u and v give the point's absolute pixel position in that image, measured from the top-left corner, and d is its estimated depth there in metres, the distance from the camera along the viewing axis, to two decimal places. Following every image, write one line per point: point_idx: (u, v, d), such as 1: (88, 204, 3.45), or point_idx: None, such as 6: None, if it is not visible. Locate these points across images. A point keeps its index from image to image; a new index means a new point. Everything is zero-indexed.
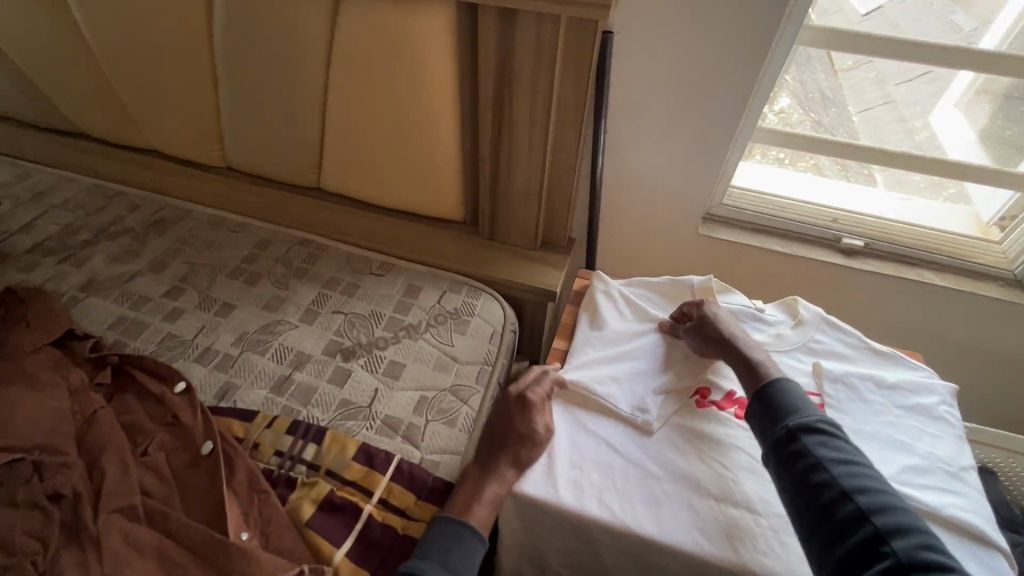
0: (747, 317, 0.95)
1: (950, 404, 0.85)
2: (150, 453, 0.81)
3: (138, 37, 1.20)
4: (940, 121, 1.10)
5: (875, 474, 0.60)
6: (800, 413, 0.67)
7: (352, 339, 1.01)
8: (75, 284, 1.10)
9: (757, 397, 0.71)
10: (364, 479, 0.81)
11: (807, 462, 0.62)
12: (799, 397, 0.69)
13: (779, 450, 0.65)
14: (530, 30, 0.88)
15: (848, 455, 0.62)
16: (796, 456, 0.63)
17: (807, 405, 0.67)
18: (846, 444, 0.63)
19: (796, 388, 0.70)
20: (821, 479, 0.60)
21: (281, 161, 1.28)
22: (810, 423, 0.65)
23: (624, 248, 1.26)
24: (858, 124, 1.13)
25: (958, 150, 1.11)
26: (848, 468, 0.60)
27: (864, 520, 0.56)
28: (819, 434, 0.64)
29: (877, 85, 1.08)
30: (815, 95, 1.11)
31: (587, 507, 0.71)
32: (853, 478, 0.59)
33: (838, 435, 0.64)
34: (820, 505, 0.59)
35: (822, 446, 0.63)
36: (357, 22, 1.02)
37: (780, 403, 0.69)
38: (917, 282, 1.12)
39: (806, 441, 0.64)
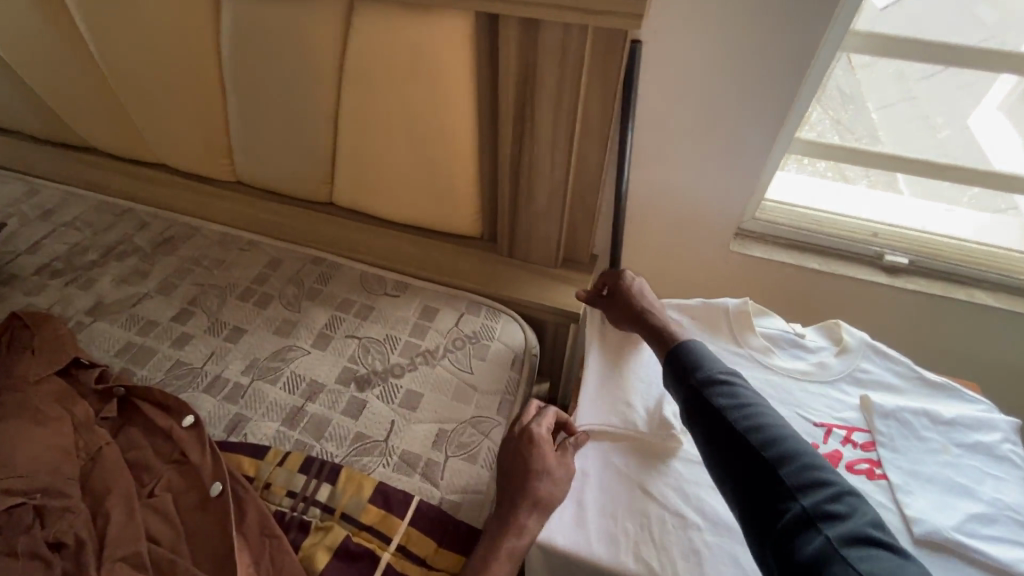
0: (786, 344, 0.89)
1: (1014, 443, 0.78)
2: (157, 494, 0.77)
3: (145, 51, 1.16)
4: (979, 124, 1.01)
5: (767, 408, 0.61)
6: (700, 364, 0.67)
7: (366, 366, 0.97)
8: (83, 307, 1.07)
9: (666, 359, 0.71)
10: (381, 523, 0.76)
11: (708, 411, 0.62)
12: (700, 350, 0.69)
13: (686, 405, 0.65)
14: (552, 39, 0.83)
15: (743, 396, 0.62)
16: (698, 407, 0.63)
17: (707, 357, 0.68)
18: (742, 385, 0.63)
19: (699, 344, 0.71)
20: (720, 425, 0.60)
21: (292, 176, 1.24)
22: (710, 373, 0.65)
23: (650, 265, 1.20)
24: (877, 122, 1.04)
25: (999, 158, 1.03)
26: (743, 409, 0.60)
27: (758, 457, 0.57)
28: (718, 381, 0.64)
29: (896, 81, 0.99)
30: (834, 93, 1.01)
31: (622, 560, 0.66)
32: (747, 417, 0.60)
33: (735, 379, 0.64)
34: (720, 451, 0.59)
35: (720, 393, 0.63)
36: (369, 32, 0.97)
37: (683, 359, 0.69)
38: (967, 302, 1.05)
39: (705, 391, 0.64)
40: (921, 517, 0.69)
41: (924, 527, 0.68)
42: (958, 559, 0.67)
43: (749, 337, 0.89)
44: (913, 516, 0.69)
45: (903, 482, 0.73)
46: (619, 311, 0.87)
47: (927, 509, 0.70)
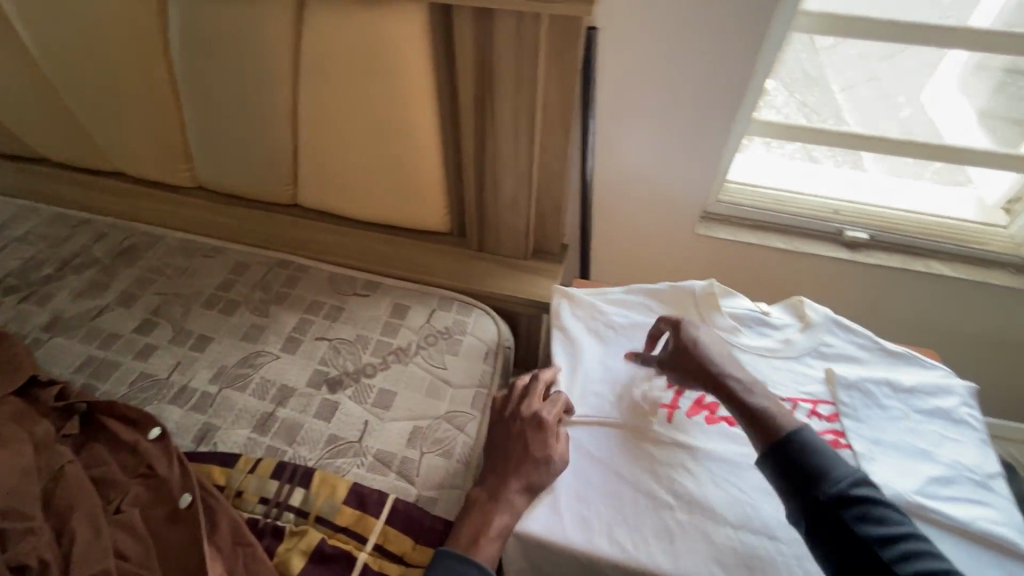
0: (753, 322, 0.91)
1: (971, 406, 0.80)
2: (125, 510, 0.75)
3: (91, 55, 1.12)
4: (932, 99, 1.04)
5: (912, 532, 0.56)
6: (827, 471, 0.60)
7: (338, 368, 0.96)
8: (40, 323, 1.03)
9: (776, 456, 0.63)
10: (356, 524, 0.76)
11: (847, 535, 0.56)
12: (822, 449, 0.62)
13: (810, 520, 0.58)
14: (507, 28, 0.83)
15: (884, 517, 0.56)
16: (834, 528, 0.57)
17: (832, 460, 0.61)
18: (879, 504, 0.57)
19: (815, 436, 0.63)
20: (866, 556, 0.54)
21: (254, 179, 1.22)
22: (842, 489, 0.58)
23: (620, 252, 1.21)
24: (841, 103, 1.07)
25: (954, 135, 1.07)
26: (890, 536, 0.55)
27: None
28: (852, 498, 0.58)
29: (860, 62, 1.02)
30: (800, 77, 1.05)
31: (597, 544, 0.67)
32: (896, 548, 0.54)
33: (871, 494, 0.58)
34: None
35: (859, 515, 0.56)
36: (321, 27, 0.95)
37: (803, 461, 0.61)
38: (925, 273, 1.08)
39: (841, 508, 0.57)
40: (884, 483, 0.71)
41: (887, 492, 0.70)
42: (920, 522, 0.69)
43: (715, 318, 0.90)
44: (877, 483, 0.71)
45: (867, 450, 0.75)
46: (690, 368, 0.76)
47: (889, 475, 0.72)
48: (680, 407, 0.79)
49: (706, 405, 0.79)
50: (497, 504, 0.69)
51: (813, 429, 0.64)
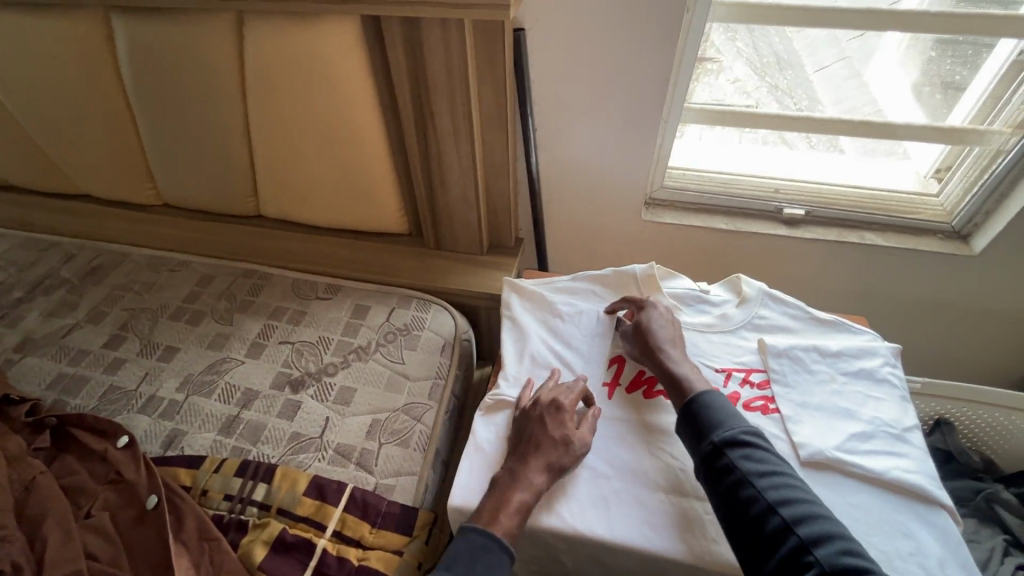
0: (692, 300, 0.95)
1: (894, 365, 0.85)
2: (95, 514, 0.79)
3: (45, 82, 1.15)
4: (877, 79, 1.06)
5: (788, 472, 0.63)
6: (721, 421, 0.68)
7: (301, 369, 1.00)
8: (11, 344, 1.07)
9: (684, 412, 0.71)
10: (316, 513, 0.80)
11: (729, 472, 0.64)
12: (721, 405, 0.70)
13: (706, 464, 0.66)
14: (438, 35, 0.86)
15: (763, 457, 0.64)
16: (720, 466, 0.65)
17: (728, 413, 0.69)
18: (762, 447, 0.65)
19: (720, 397, 0.71)
20: (741, 487, 0.62)
21: (215, 193, 1.25)
22: (733, 435, 0.66)
23: (574, 241, 1.25)
24: (816, 84, 1.09)
25: (900, 117, 1.09)
26: (765, 471, 0.63)
27: (777, 517, 0.59)
28: (740, 442, 0.66)
29: (831, 42, 1.03)
30: (772, 60, 1.07)
31: (537, 516, 0.71)
32: (769, 480, 0.62)
33: (756, 439, 0.66)
34: (740, 512, 0.61)
35: (742, 456, 0.64)
36: (262, 43, 0.98)
37: (702, 413, 0.69)
38: (862, 244, 1.13)
39: (728, 450, 0.65)
40: (807, 442, 0.75)
41: (808, 450, 0.74)
42: (840, 475, 0.73)
43: (656, 299, 0.94)
44: (799, 442, 0.75)
45: (793, 413, 0.80)
46: (637, 339, 0.83)
47: (812, 434, 0.77)
48: (620, 384, 0.84)
49: (644, 381, 0.84)
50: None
51: (721, 395, 0.71)
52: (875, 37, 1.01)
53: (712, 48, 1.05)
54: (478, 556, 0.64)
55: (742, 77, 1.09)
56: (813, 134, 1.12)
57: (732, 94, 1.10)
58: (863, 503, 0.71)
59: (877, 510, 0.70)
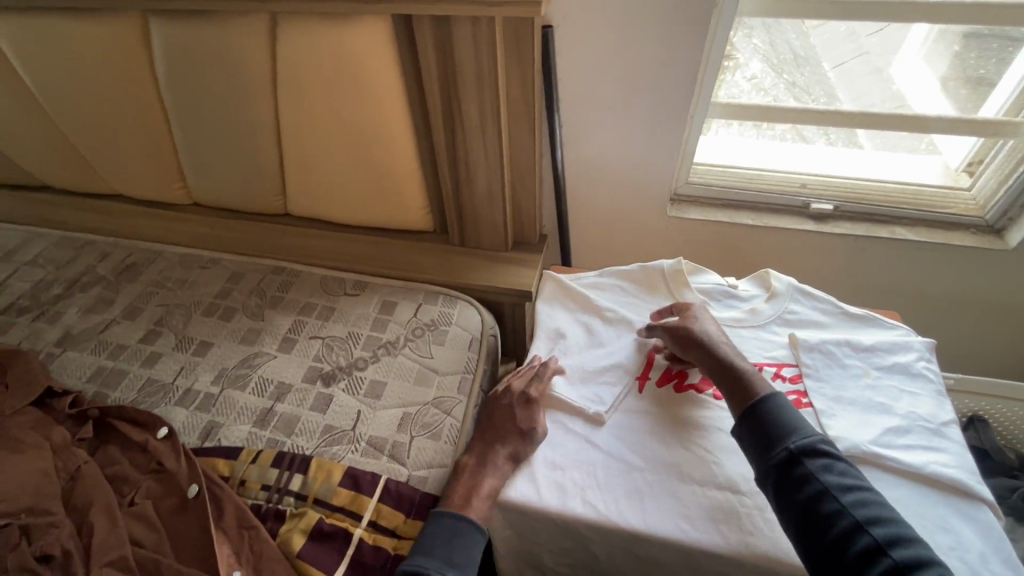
0: (720, 295, 0.95)
1: (929, 360, 0.85)
2: (138, 502, 0.81)
3: (83, 85, 1.18)
4: (901, 71, 1.07)
5: (873, 490, 0.60)
6: (798, 430, 0.65)
7: (331, 363, 1.01)
8: (52, 339, 1.10)
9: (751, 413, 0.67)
10: (352, 503, 0.81)
11: (811, 484, 0.60)
12: (796, 414, 0.67)
13: (778, 470, 0.63)
14: (468, 33, 0.87)
15: (846, 471, 0.61)
16: (799, 477, 0.61)
17: (805, 423, 0.66)
18: (844, 462, 0.62)
19: (794, 407, 0.68)
20: (824, 501, 0.59)
21: (245, 192, 1.28)
22: (812, 444, 0.63)
23: (599, 238, 1.26)
24: (834, 81, 1.09)
25: (927, 106, 1.08)
26: (851, 486, 0.59)
27: (865, 534, 0.55)
28: (820, 454, 0.62)
29: (848, 40, 1.04)
30: (789, 56, 1.07)
31: (571, 506, 0.72)
32: (854, 496, 0.58)
33: (837, 453, 0.63)
34: (821, 526, 0.58)
35: (824, 468, 0.61)
36: (295, 44, 1.00)
37: (777, 419, 0.66)
38: (892, 239, 1.12)
39: (807, 460, 0.62)
40: (842, 436, 0.75)
41: (844, 444, 0.74)
42: (876, 469, 0.73)
43: (685, 293, 0.95)
44: (835, 435, 0.75)
45: (828, 407, 0.79)
46: (693, 345, 0.79)
47: (846, 428, 0.76)
48: (650, 378, 0.85)
49: (675, 374, 0.84)
50: (483, 469, 0.74)
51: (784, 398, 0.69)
52: (900, 32, 1.01)
53: (733, 47, 1.05)
54: (450, 537, 0.68)
55: (759, 75, 1.09)
56: (831, 129, 1.11)
57: (750, 90, 1.10)
58: (902, 497, 0.70)
59: (917, 505, 0.69)
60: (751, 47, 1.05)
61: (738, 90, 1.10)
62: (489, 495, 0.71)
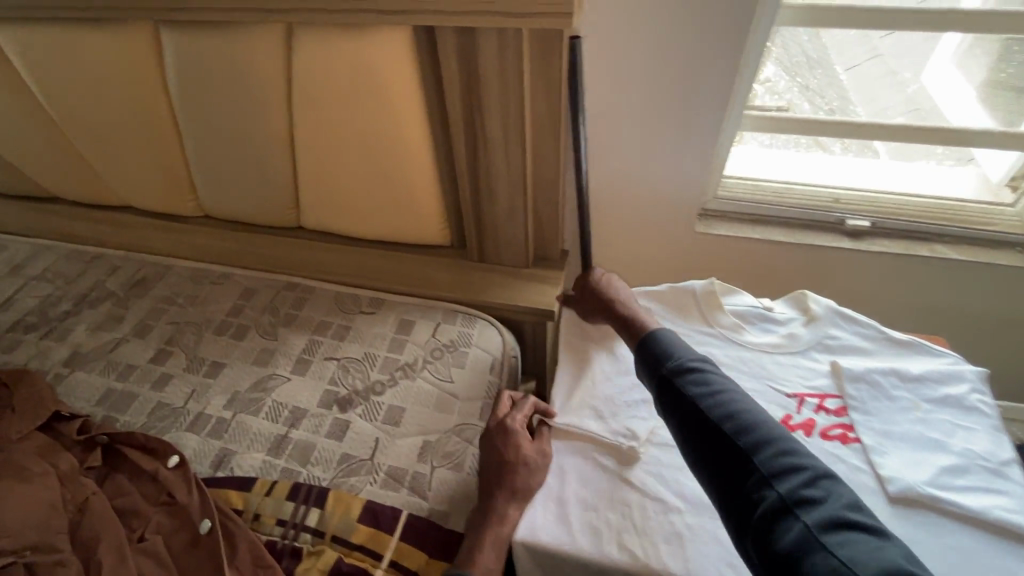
0: (755, 318, 0.91)
1: (983, 392, 0.79)
2: (148, 537, 0.78)
3: (93, 96, 1.15)
4: (933, 80, 1.02)
5: (733, 389, 0.64)
6: (670, 355, 0.69)
7: (347, 387, 0.97)
8: (60, 358, 1.07)
9: (641, 365, 0.72)
10: (372, 541, 0.77)
11: (679, 400, 0.65)
12: (670, 341, 0.71)
13: (663, 399, 0.67)
14: (493, 43, 0.83)
15: (709, 379, 0.65)
16: (670, 396, 0.66)
17: (677, 347, 0.70)
18: (709, 370, 0.66)
19: (670, 334, 0.73)
20: (689, 412, 0.63)
21: (258, 205, 1.25)
22: (685, 370, 0.66)
23: (622, 254, 1.21)
24: (846, 84, 1.04)
25: (960, 117, 1.04)
26: (710, 391, 0.63)
27: (721, 433, 0.60)
28: (687, 370, 0.66)
29: (861, 41, 0.99)
30: (800, 60, 1.02)
31: (606, 552, 0.68)
32: (713, 400, 0.62)
33: (704, 364, 0.67)
34: (698, 444, 0.61)
35: (689, 382, 0.65)
36: (311, 55, 0.96)
37: (658, 354, 0.70)
38: (932, 258, 1.07)
39: (681, 385, 0.65)
40: (895, 476, 0.70)
41: (898, 485, 0.69)
42: (933, 514, 0.68)
43: (718, 316, 0.90)
44: (886, 476, 0.70)
45: (876, 443, 0.75)
46: (589, 303, 0.90)
47: (899, 467, 0.72)
48: None
49: None
50: None
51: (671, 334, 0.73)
52: (931, 40, 0.97)
53: None
54: None
55: (771, 77, 1.04)
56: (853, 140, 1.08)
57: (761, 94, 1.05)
58: (963, 546, 0.65)
59: (980, 555, 0.65)
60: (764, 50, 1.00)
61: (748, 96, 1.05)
62: None
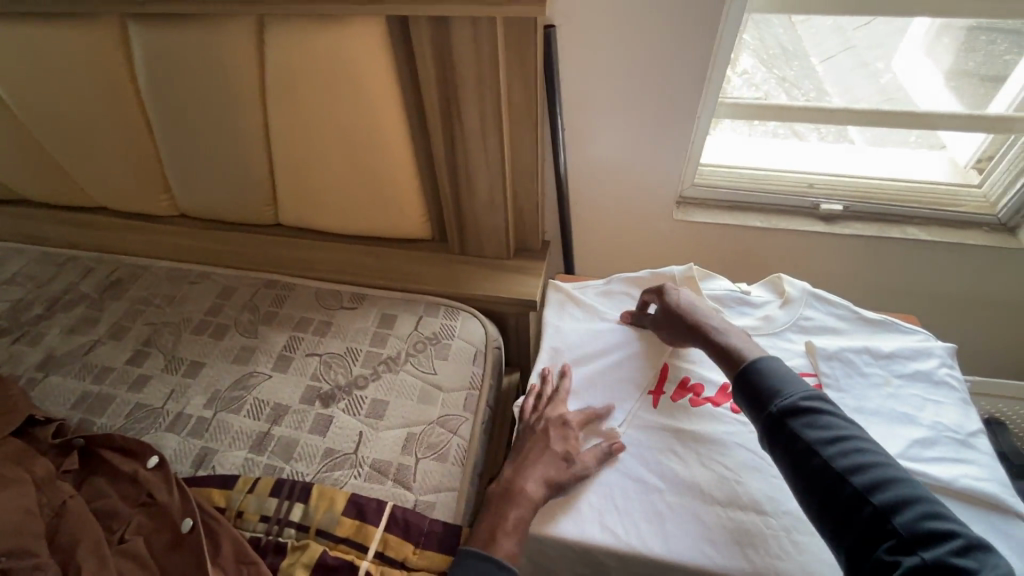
0: (733, 301, 0.92)
1: (951, 366, 0.82)
2: (128, 539, 0.77)
3: (60, 93, 1.12)
4: (904, 67, 1.04)
5: (855, 430, 0.59)
6: (776, 389, 0.63)
7: (330, 382, 0.97)
8: (34, 363, 1.05)
9: (740, 386, 0.67)
10: (357, 534, 0.77)
11: (792, 442, 0.59)
12: (775, 371, 0.65)
13: (768, 432, 0.62)
14: (466, 34, 0.83)
15: (829, 422, 0.59)
16: (781, 436, 0.61)
17: (784, 379, 0.64)
18: (827, 410, 0.60)
19: (774, 361, 0.66)
20: (807, 457, 0.58)
21: (234, 203, 1.23)
22: (795, 403, 0.61)
23: (603, 244, 1.23)
24: (823, 75, 1.05)
25: (930, 102, 1.06)
26: (832, 437, 0.58)
27: (849, 485, 0.55)
28: (801, 409, 0.61)
29: (836, 32, 1.00)
30: (778, 52, 1.04)
31: (589, 533, 0.68)
32: (836, 447, 0.57)
33: (820, 402, 0.61)
34: (818, 489, 0.57)
35: (805, 423, 0.60)
36: (283, 46, 0.95)
37: (758, 383, 0.65)
38: (904, 239, 1.09)
39: (790, 420, 0.60)
40: None
41: None
42: None
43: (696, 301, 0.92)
44: None
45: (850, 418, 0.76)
46: (673, 325, 0.82)
47: None
48: (666, 392, 0.81)
49: (690, 388, 0.81)
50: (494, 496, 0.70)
51: (777, 358, 0.68)
52: (900, 23, 0.98)
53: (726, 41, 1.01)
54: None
55: (748, 68, 1.05)
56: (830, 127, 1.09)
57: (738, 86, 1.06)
58: None
59: None
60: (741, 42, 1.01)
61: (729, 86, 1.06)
62: (503, 529, 0.66)
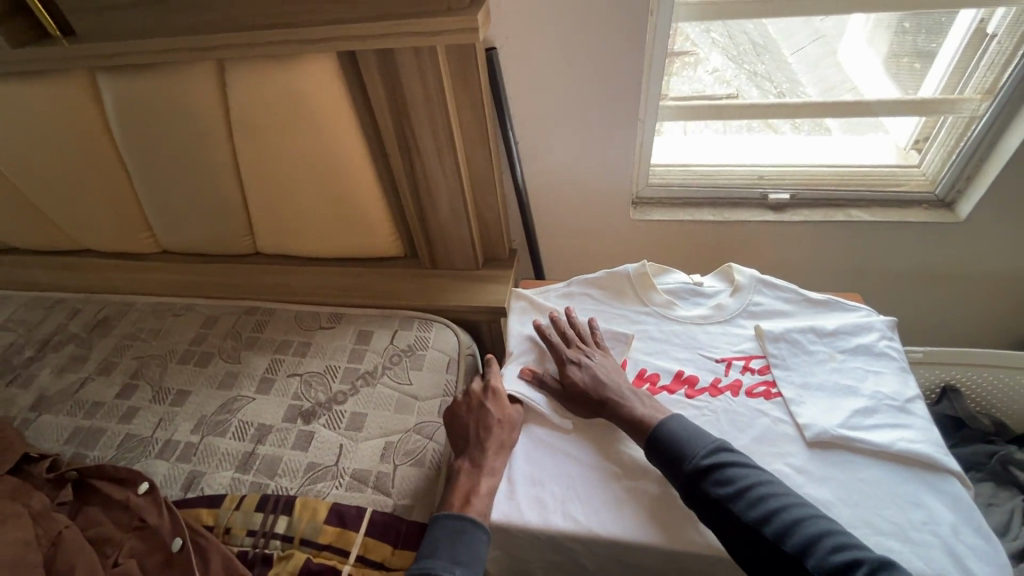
0: (686, 293, 0.97)
1: (891, 338, 0.86)
2: (122, 562, 0.81)
3: (38, 144, 1.18)
4: (850, 59, 1.07)
5: (753, 475, 0.67)
6: (685, 450, 0.70)
7: (311, 400, 1.01)
8: (26, 403, 1.09)
9: (651, 447, 0.72)
10: (339, 540, 0.81)
11: (709, 502, 0.66)
12: (678, 431, 0.72)
13: (688, 496, 0.68)
14: (413, 62, 0.89)
15: (734, 476, 0.66)
16: (698, 499, 0.67)
17: (687, 439, 0.71)
18: (729, 464, 0.68)
19: (675, 422, 0.73)
20: (724, 515, 0.64)
21: (212, 236, 1.28)
22: (701, 463, 0.68)
23: (568, 247, 1.28)
24: (794, 67, 1.09)
25: (876, 93, 1.09)
26: (740, 490, 0.65)
27: (764, 536, 0.62)
28: (707, 468, 0.68)
29: (805, 23, 1.03)
30: (747, 47, 1.07)
31: (553, 521, 0.73)
32: (745, 500, 0.64)
33: (722, 457, 0.69)
34: (743, 543, 0.63)
35: (714, 481, 0.66)
36: (242, 86, 1.01)
37: (668, 446, 0.71)
38: (849, 222, 1.15)
39: (702, 483, 0.67)
40: (811, 422, 0.77)
41: (813, 430, 0.76)
42: (847, 452, 0.74)
43: (650, 296, 0.96)
44: (804, 423, 0.77)
45: (795, 395, 0.81)
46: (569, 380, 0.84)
47: (815, 414, 0.78)
48: None
49: (647, 378, 0.87)
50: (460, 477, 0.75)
51: (678, 418, 0.74)
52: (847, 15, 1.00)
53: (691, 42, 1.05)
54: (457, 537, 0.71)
55: (720, 69, 1.09)
56: (799, 120, 1.12)
57: (711, 84, 1.10)
58: (873, 477, 0.72)
59: (888, 483, 0.71)
60: (710, 41, 1.05)
61: (700, 85, 1.10)
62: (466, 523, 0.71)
